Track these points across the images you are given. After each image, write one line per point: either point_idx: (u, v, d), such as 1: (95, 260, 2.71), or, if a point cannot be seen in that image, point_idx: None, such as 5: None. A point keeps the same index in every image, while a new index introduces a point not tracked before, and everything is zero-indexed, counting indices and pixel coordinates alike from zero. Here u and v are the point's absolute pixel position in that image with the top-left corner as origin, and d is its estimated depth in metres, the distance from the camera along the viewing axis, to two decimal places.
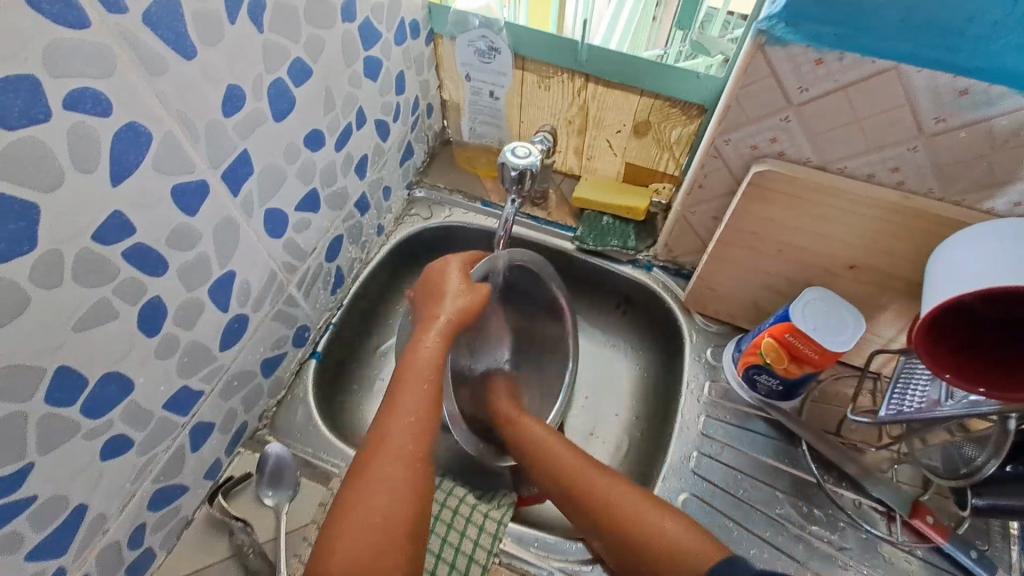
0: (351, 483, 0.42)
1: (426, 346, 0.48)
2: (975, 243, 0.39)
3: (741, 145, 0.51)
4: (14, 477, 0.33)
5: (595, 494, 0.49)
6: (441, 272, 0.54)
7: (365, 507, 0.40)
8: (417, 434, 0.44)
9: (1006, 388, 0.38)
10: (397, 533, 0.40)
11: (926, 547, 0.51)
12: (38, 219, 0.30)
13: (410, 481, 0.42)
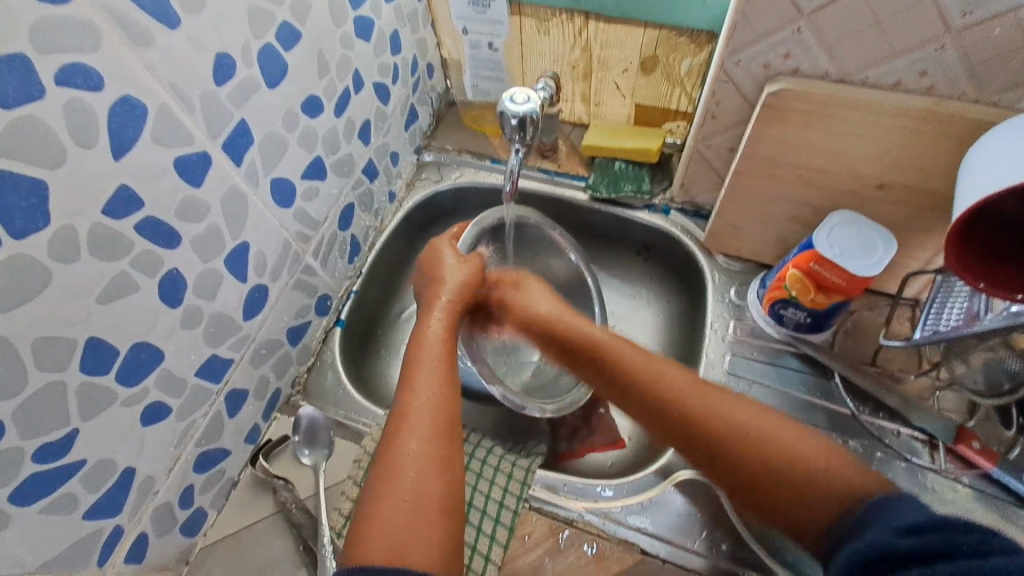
0: (373, 471, 0.40)
1: (433, 326, 0.49)
2: (1012, 136, 0.35)
3: (752, 65, 0.48)
4: (64, 442, 0.35)
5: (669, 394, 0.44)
6: (435, 255, 0.56)
7: (395, 492, 0.38)
8: (437, 405, 0.43)
9: None
10: (428, 514, 0.38)
11: (972, 474, 0.49)
12: (47, 194, 0.31)
13: (437, 455, 0.40)
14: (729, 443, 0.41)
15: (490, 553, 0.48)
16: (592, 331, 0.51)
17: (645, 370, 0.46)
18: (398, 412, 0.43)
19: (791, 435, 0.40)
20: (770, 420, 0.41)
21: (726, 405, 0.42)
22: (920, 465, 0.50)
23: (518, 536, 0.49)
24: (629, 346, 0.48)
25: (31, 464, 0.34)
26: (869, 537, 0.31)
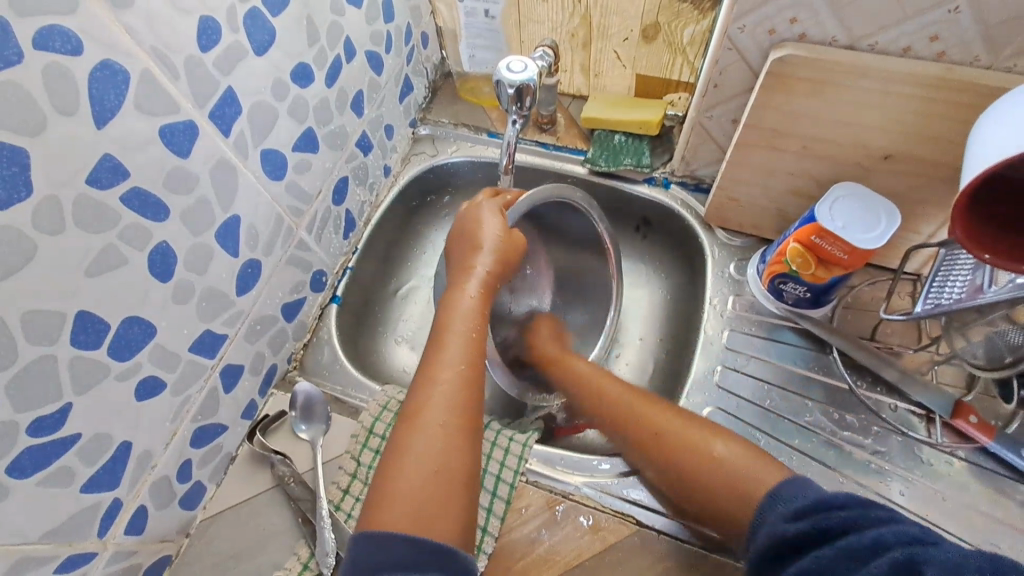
0: (395, 435, 0.40)
1: (468, 295, 0.47)
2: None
3: (758, 31, 0.46)
4: (58, 416, 0.35)
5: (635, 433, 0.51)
6: (474, 219, 0.50)
7: (421, 462, 0.38)
8: (466, 382, 0.42)
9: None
10: (451, 488, 0.38)
11: (968, 447, 0.49)
12: (28, 162, 0.30)
13: (461, 431, 0.40)
14: (686, 477, 0.46)
15: (487, 526, 0.48)
16: (591, 372, 0.57)
17: (623, 407, 0.53)
18: (426, 380, 0.42)
19: (750, 463, 0.44)
20: (710, 442, 0.47)
21: (702, 438, 0.47)
22: (915, 437, 0.50)
23: (515, 508, 0.50)
24: (621, 387, 0.55)
25: (27, 437, 0.34)
26: (770, 526, 0.38)
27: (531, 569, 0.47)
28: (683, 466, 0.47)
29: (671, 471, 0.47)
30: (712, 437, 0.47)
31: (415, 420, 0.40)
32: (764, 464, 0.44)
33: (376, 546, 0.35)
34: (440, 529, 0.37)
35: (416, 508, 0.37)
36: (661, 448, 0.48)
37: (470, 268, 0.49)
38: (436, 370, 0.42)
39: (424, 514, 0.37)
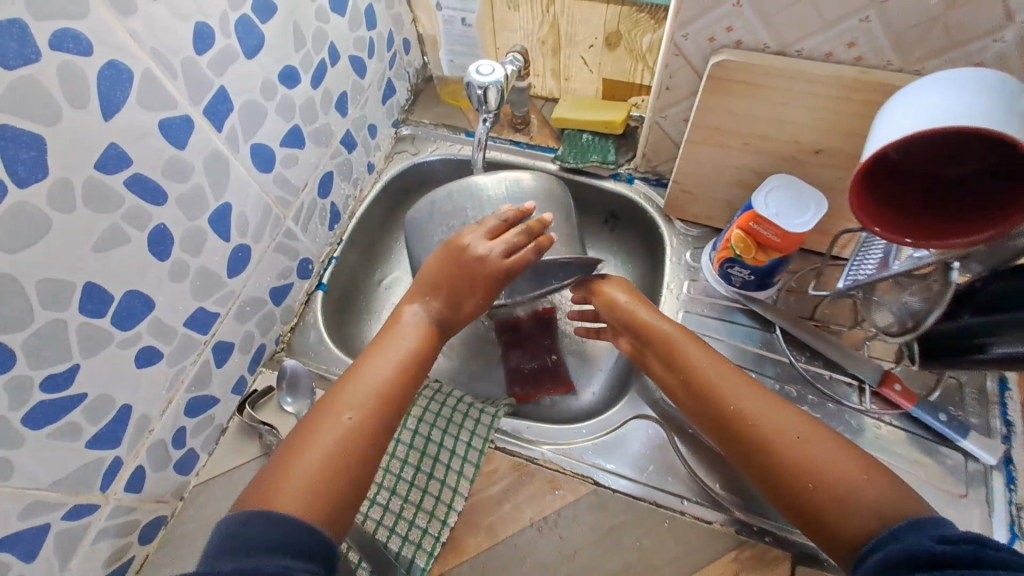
0: (307, 422, 0.41)
1: (414, 314, 0.49)
2: (933, 86, 0.37)
3: (699, 38, 0.51)
4: (67, 374, 0.40)
5: (743, 417, 0.44)
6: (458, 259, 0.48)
7: (316, 441, 0.39)
8: (393, 394, 0.43)
9: (931, 234, 0.37)
10: (335, 477, 0.38)
11: (894, 413, 0.54)
12: (45, 148, 0.35)
13: (373, 437, 0.41)
14: (794, 477, 0.40)
15: (458, 487, 0.53)
16: (708, 363, 0.48)
17: (736, 396, 0.45)
18: (354, 382, 0.43)
19: (871, 479, 0.38)
20: (832, 452, 0.40)
21: (821, 441, 0.41)
22: (847, 405, 0.55)
23: (484, 471, 0.54)
24: (748, 387, 0.46)
25: (40, 393, 0.38)
26: (909, 539, 0.33)
27: (497, 525, 0.52)
28: (791, 464, 0.41)
29: (742, 432, 0.43)
30: (838, 445, 0.41)
31: (329, 403, 0.42)
32: (891, 484, 0.38)
33: (254, 523, 0.34)
34: (323, 519, 0.37)
35: (308, 482, 0.37)
36: (734, 413, 0.44)
37: (449, 287, 0.49)
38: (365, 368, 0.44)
39: (312, 500, 0.37)
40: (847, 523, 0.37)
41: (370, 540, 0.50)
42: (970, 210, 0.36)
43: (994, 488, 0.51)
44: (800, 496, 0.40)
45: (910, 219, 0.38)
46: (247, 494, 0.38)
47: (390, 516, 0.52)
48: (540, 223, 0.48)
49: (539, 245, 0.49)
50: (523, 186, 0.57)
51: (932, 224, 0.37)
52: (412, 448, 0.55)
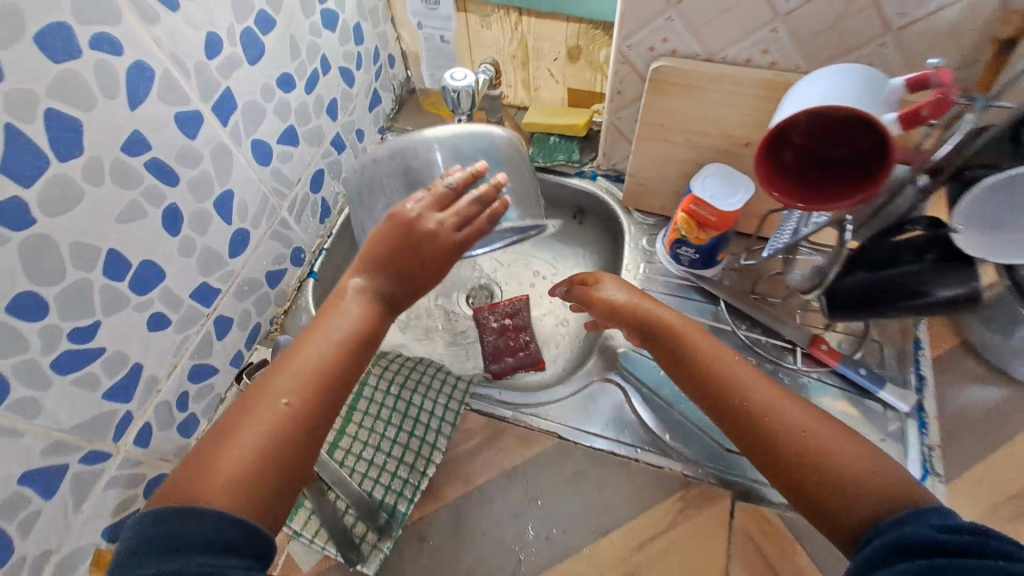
0: (237, 410, 0.42)
1: (349, 298, 0.46)
2: (826, 78, 0.44)
3: (641, 48, 0.60)
4: (89, 329, 0.46)
5: (751, 408, 0.47)
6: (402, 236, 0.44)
7: (241, 441, 0.40)
8: (330, 382, 0.43)
9: (818, 200, 0.43)
10: (261, 478, 0.40)
11: (823, 370, 0.62)
12: (82, 130, 0.41)
13: (297, 439, 0.41)
14: (796, 464, 0.44)
15: (438, 444, 0.60)
16: (717, 357, 0.51)
17: (744, 390, 0.48)
18: (288, 371, 0.43)
19: (867, 464, 0.42)
20: (832, 441, 0.44)
21: (823, 432, 0.44)
22: (781, 366, 0.63)
23: (460, 430, 0.61)
24: (755, 380, 0.49)
25: (67, 342, 0.44)
26: (908, 528, 0.36)
27: (473, 475, 0.58)
28: (793, 452, 0.44)
29: (752, 422, 0.47)
30: (836, 435, 0.44)
31: (256, 402, 0.42)
32: (889, 469, 0.42)
33: (176, 517, 0.37)
34: (253, 511, 0.39)
35: (235, 483, 0.39)
36: (743, 404, 0.47)
37: (389, 266, 0.45)
38: (294, 362, 0.43)
39: (238, 495, 0.38)
40: (843, 506, 0.41)
41: (356, 490, 0.57)
42: (852, 177, 0.43)
43: (907, 433, 0.58)
44: (803, 481, 0.43)
45: (802, 187, 0.44)
46: (170, 482, 0.40)
47: (375, 469, 0.59)
48: (493, 188, 0.44)
49: (493, 211, 0.45)
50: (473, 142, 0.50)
51: (820, 193, 0.43)
52: (394, 410, 0.62)
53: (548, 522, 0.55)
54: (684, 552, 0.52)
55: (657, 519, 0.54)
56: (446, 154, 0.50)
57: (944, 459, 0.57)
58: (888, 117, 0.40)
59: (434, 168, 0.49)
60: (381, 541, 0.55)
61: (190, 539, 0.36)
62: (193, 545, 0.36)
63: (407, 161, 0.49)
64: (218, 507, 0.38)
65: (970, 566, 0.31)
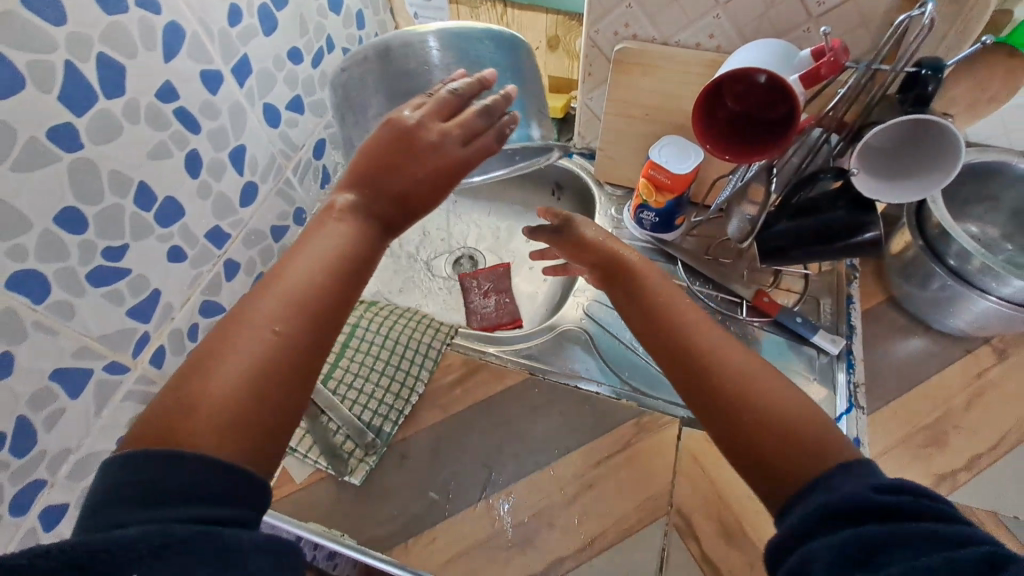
0: (216, 337, 0.36)
1: (342, 211, 0.40)
2: (754, 55, 0.53)
3: (607, 33, 0.68)
4: (119, 249, 0.52)
5: (704, 348, 0.44)
6: (401, 135, 0.40)
7: (225, 372, 0.34)
8: (323, 307, 0.37)
9: (736, 152, 0.53)
10: (245, 414, 0.34)
11: (765, 320, 0.70)
12: (125, 74, 0.49)
13: (288, 369, 0.36)
14: (736, 406, 0.41)
15: (421, 377, 0.67)
16: (677, 300, 0.49)
17: (701, 328, 0.46)
18: (274, 294, 0.37)
19: (807, 414, 0.40)
20: (776, 392, 0.41)
21: (770, 380, 0.42)
22: (729, 317, 0.71)
23: (441, 365, 0.68)
24: (710, 326, 0.47)
25: (100, 257, 0.51)
26: (842, 489, 0.34)
27: (451, 404, 0.65)
28: (735, 394, 0.41)
29: (693, 364, 0.44)
30: (779, 389, 0.41)
31: (235, 327, 0.35)
32: (825, 425, 0.39)
33: (152, 461, 0.31)
34: (245, 458, 0.34)
35: (218, 421, 0.33)
36: (687, 344, 0.45)
37: (388, 182, 0.40)
38: (280, 282, 0.37)
39: (228, 439, 0.33)
40: (785, 453, 0.38)
41: (346, 414, 0.64)
42: (763, 137, 0.53)
43: (836, 374, 0.66)
44: (747, 424, 0.40)
45: (726, 140, 0.53)
46: (141, 421, 0.34)
47: (364, 396, 0.65)
48: (502, 99, 0.42)
49: (499, 129, 0.42)
50: (467, 42, 0.49)
51: (741, 147, 0.53)
52: (382, 348, 0.69)
53: (518, 442, 0.62)
54: (636, 468, 0.59)
55: (615, 440, 0.61)
56: (444, 49, 0.49)
57: (867, 394, 0.65)
58: (792, 79, 0.50)
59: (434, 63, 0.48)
60: (368, 456, 0.61)
61: (177, 491, 0.31)
62: (171, 495, 0.31)
63: (401, 62, 0.48)
64: (201, 452, 0.32)
65: (926, 535, 0.29)
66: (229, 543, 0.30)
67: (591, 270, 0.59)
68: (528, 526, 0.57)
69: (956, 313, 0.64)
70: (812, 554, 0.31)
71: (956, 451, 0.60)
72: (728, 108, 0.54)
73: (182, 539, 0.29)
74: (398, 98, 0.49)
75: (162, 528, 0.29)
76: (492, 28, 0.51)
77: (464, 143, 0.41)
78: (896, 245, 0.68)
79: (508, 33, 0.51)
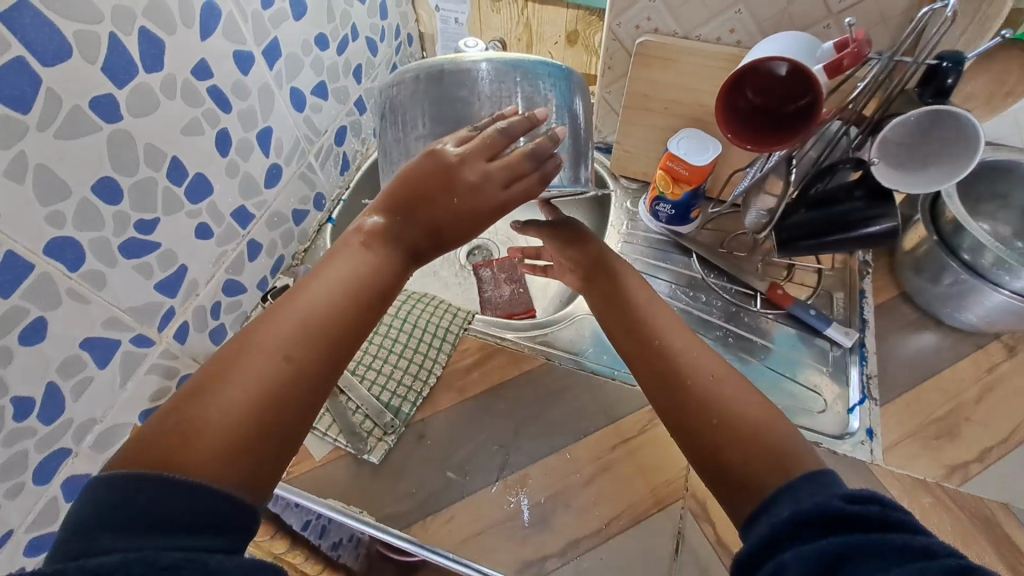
0: (226, 355, 0.36)
1: (358, 237, 0.41)
2: (780, 47, 0.54)
3: (629, 25, 0.70)
4: (151, 223, 0.53)
5: (675, 358, 0.45)
6: (436, 172, 0.39)
7: (231, 394, 0.34)
8: (336, 336, 0.38)
9: (747, 143, 0.54)
10: (247, 437, 0.34)
11: (779, 312, 0.71)
12: (163, 49, 0.50)
13: (294, 392, 0.36)
14: (705, 415, 0.42)
15: (438, 359, 0.67)
16: (656, 308, 0.49)
17: (674, 337, 0.47)
18: (290, 319, 0.37)
19: (768, 420, 0.41)
20: (743, 400, 0.42)
21: (736, 390, 0.43)
22: (743, 309, 0.72)
23: (458, 348, 0.69)
24: (684, 335, 0.47)
25: (133, 229, 0.52)
26: (814, 499, 0.34)
27: (468, 387, 0.66)
28: (707, 406, 0.42)
29: (669, 371, 0.45)
30: (746, 396, 0.43)
31: (244, 349, 0.36)
32: (786, 431, 0.41)
33: (143, 483, 0.31)
34: (244, 479, 0.34)
35: (220, 444, 0.33)
36: (663, 351, 0.46)
37: (419, 214, 0.40)
38: (291, 307, 0.38)
39: (228, 460, 0.33)
40: (750, 459, 0.39)
41: (366, 394, 0.64)
42: (777, 129, 0.54)
43: (849, 367, 0.67)
44: (714, 432, 0.41)
45: (739, 130, 0.54)
46: (137, 439, 0.33)
47: (383, 377, 0.66)
48: (549, 141, 0.40)
49: (544, 173, 0.41)
50: (531, 77, 0.45)
51: (754, 138, 0.54)
52: (401, 331, 0.70)
53: (534, 426, 0.62)
54: (651, 453, 0.60)
55: (631, 425, 0.62)
56: (496, 78, 0.44)
57: (879, 386, 0.65)
58: (816, 67, 0.51)
59: (479, 90, 0.44)
60: (386, 435, 0.62)
61: (168, 516, 0.31)
62: (160, 519, 0.31)
63: (452, 90, 0.44)
64: (200, 478, 0.32)
65: (895, 547, 0.29)
66: (213, 571, 0.30)
67: (572, 268, 0.56)
68: (544, 506, 0.57)
69: (968, 307, 0.65)
70: (787, 563, 0.31)
71: (968, 443, 0.60)
72: (746, 96, 0.55)
73: (165, 567, 0.29)
74: (441, 126, 0.45)
75: (146, 556, 0.29)
76: (560, 68, 0.47)
77: (509, 187, 0.40)
78: (910, 240, 0.69)
79: (559, 64, 0.47)
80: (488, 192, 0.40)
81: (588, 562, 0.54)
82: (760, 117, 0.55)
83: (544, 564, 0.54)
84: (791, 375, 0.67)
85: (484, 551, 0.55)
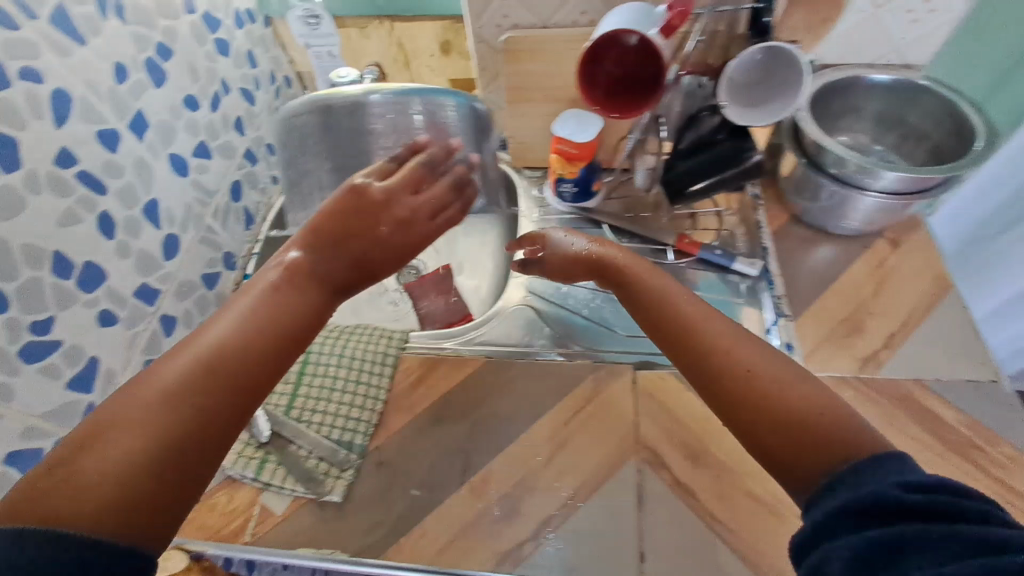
0: (127, 394, 0.34)
1: (274, 273, 0.41)
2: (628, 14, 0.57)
3: (490, 25, 0.73)
4: (45, 322, 0.52)
5: (713, 344, 0.43)
6: (359, 212, 0.44)
7: (129, 436, 0.32)
8: (253, 371, 0.37)
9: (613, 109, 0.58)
10: (145, 481, 0.32)
11: (690, 260, 0.75)
12: (17, 146, 0.49)
13: (206, 431, 0.34)
14: (748, 402, 0.40)
15: (382, 385, 0.68)
16: (682, 297, 0.48)
17: (702, 323, 0.44)
18: (200, 354, 0.36)
19: (818, 403, 0.38)
20: (795, 382, 0.40)
21: (776, 370, 0.40)
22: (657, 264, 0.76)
23: (399, 369, 0.70)
24: (720, 322, 0.45)
25: (28, 333, 0.50)
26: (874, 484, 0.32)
27: (415, 403, 0.67)
28: (746, 392, 0.40)
29: (697, 356, 0.43)
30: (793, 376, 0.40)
31: (148, 386, 0.34)
32: (836, 410, 0.38)
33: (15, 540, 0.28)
34: (140, 527, 0.31)
35: (111, 489, 0.31)
36: (698, 339, 0.44)
37: (342, 250, 0.42)
38: (202, 341, 0.37)
39: (122, 509, 0.31)
40: (805, 442, 0.37)
41: (315, 437, 0.64)
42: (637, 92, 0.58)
43: (760, 293, 0.72)
44: (763, 419, 0.39)
45: (604, 97, 0.58)
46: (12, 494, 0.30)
47: (330, 417, 0.65)
48: (464, 171, 0.51)
49: (461, 204, 0.51)
50: (431, 110, 0.58)
51: (619, 104, 0.58)
52: (340, 367, 0.69)
53: (486, 424, 0.64)
54: (599, 420, 0.63)
55: (575, 401, 0.64)
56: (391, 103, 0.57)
57: (790, 304, 0.70)
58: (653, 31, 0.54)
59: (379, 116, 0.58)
60: (343, 471, 0.62)
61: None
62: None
63: (359, 119, 0.58)
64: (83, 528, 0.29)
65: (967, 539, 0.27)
66: None
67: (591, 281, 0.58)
68: (510, 497, 0.59)
69: (846, 216, 0.71)
70: (833, 557, 0.30)
71: (873, 335, 0.66)
72: (606, 65, 0.58)
73: None
74: (348, 146, 0.60)
75: None
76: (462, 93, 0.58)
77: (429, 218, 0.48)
78: (787, 166, 0.74)
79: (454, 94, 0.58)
80: (414, 224, 0.46)
81: (560, 539, 0.56)
82: (622, 82, 0.59)
83: (521, 551, 0.56)
84: (728, 316, 0.70)
85: (462, 556, 0.56)
